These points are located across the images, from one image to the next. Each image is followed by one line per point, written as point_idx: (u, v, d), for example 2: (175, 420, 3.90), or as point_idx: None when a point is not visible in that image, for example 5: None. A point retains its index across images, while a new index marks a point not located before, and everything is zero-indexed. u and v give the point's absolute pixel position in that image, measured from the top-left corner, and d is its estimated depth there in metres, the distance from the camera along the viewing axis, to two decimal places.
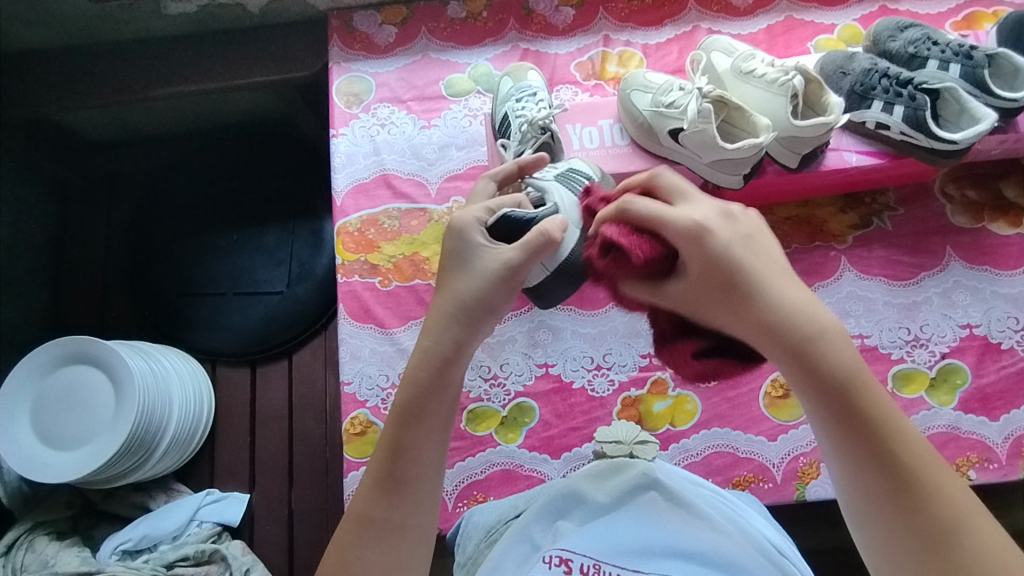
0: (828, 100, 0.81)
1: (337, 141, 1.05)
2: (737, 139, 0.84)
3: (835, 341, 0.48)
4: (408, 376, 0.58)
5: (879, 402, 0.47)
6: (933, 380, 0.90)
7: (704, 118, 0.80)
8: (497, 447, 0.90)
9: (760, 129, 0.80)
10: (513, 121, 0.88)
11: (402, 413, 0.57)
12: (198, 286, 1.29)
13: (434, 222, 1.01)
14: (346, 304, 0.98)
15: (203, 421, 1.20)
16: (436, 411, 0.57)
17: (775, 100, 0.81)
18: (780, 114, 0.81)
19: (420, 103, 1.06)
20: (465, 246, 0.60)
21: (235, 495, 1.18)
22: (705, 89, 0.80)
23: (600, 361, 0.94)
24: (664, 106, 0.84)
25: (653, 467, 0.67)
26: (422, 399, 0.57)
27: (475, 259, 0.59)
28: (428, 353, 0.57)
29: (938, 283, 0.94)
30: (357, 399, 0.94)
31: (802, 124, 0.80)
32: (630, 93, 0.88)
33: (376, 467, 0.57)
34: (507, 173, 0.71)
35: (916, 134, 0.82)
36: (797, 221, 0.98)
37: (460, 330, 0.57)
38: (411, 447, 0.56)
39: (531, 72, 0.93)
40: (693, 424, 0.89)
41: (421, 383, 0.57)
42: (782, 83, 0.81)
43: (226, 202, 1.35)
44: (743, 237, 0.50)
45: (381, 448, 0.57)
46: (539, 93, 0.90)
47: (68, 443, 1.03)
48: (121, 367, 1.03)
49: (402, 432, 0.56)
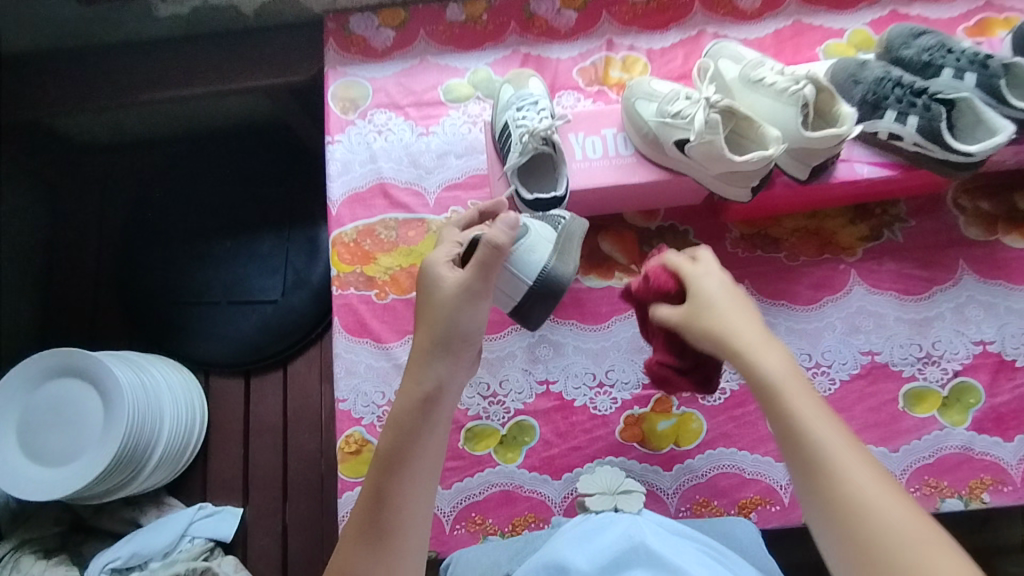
0: (839, 110, 0.78)
1: (332, 149, 1.01)
2: (745, 149, 0.80)
3: (789, 384, 0.56)
4: (392, 424, 0.62)
5: (832, 437, 0.53)
6: (945, 399, 0.88)
7: (712, 129, 0.77)
8: (495, 467, 0.88)
9: (769, 140, 0.77)
10: (513, 131, 0.84)
11: (387, 458, 0.61)
12: (191, 295, 1.26)
13: (432, 233, 0.98)
14: (341, 318, 0.95)
15: (194, 434, 1.17)
16: (419, 456, 0.61)
17: (785, 110, 0.78)
18: (790, 125, 0.78)
19: (418, 109, 1.03)
20: (428, 270, 0.65)
21: (228, 510, 1.16)
22: (713, 99, 0.77)
23: (602, 378, 0.91)
24: (671, 116, 0.80)
25: (633, 526, 0.68)
26: (404, 445, 0.61)
27: (441, 283, 0.64)
28: (412, 398, 0.62)
29: (950, 297, 0.91)
30: (352, 417, 0.91)
31: (814, 135, 0.76)
32: (634, 102, 0.84)
33: (360, 517, 0.60)
34: (468, 219, 0.76)
35: (931, 146, 0.79)
36: (805, 233, 0.95)
37: (444, 367, 0.63)
38: (395, 495, 0.59)
39: (532, 80, 0.90)
40: (698, 443, 0.87)
41: (403, 430, 0.61)
42: (793, 92, 0.77)
43: (220, 208, 1.31)
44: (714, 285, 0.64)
45: (365, 497, 0.60)
46: (541, 101, 0.86)
47: (55, 460, 1.00)
48: (110, 379, 1.01)
49: (385, 479, 0.60)
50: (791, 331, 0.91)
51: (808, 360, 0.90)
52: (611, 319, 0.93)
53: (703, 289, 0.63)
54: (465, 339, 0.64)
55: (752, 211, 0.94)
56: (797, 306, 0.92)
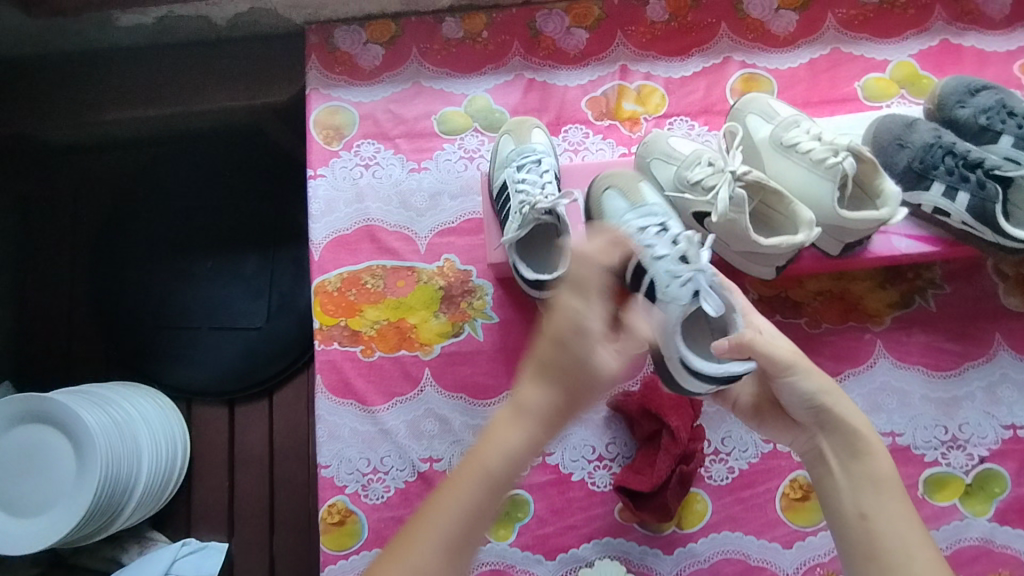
0: (882, 187, 0.68)
1: (314, 184, 0.92)
2: (772, 223, 0.72)
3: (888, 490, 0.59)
4: (479, 460, 0.56)
5: (899, 517, 0.57)
6: (968, 487, 0.82)
7: (737, 207, 0.68)
8: (487, 544, 0.83)
9: (800, 222, 0.68)
10: (513, 196, 0.77)
11: (470, 498, 0.55)
12: (170, 318, 1.18)
13: (423, 283, 0.90)
14: (324, 376, 0.88)
15: (176, 469, 1.12)
16: (488, 507, 0.55)
17: (819, 184, 0.69)
18: (824, 201, 0.69)
19: (409, 141, 0.93)
20: (586, 344, 0.52)
21: (213, 546, 1.12)
22: (737, 172, 0.68)
23: (602, 451, 0.85)
24: (689, 185, 0.72)
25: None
26: (480, 491, 0.55)
27: (601, 364, 0.53)
28: (500, 430, 0.56)
29: (982, 375, 0.84)
30: (336, 485, 0.86)
31: (850, 216, 0.68)
32: (650, 162, 0.76)
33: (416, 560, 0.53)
34: (597, 254, 0.57)
35: (981, 227, 0.71)
36: (830, 297, 0.87)
37: (542, 426, 0.55)
38: (461, 538, 0.54)
39: (535, 130, 0.82)
40: (701, 527, 0.83)
41: (487, 474, 0.55)
42: (830, 166, 0.68)
43: (198, 221, 1.20)
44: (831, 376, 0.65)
45: (433, 542, 0.53)
46: (544, 159, 0.78)
47: (28, 509, 0.96)
48: (79, 425, 0.95)
49: (447, 519, 0.54)
50: None
51: None
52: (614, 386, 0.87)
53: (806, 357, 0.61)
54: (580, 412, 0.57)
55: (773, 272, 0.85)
56: None
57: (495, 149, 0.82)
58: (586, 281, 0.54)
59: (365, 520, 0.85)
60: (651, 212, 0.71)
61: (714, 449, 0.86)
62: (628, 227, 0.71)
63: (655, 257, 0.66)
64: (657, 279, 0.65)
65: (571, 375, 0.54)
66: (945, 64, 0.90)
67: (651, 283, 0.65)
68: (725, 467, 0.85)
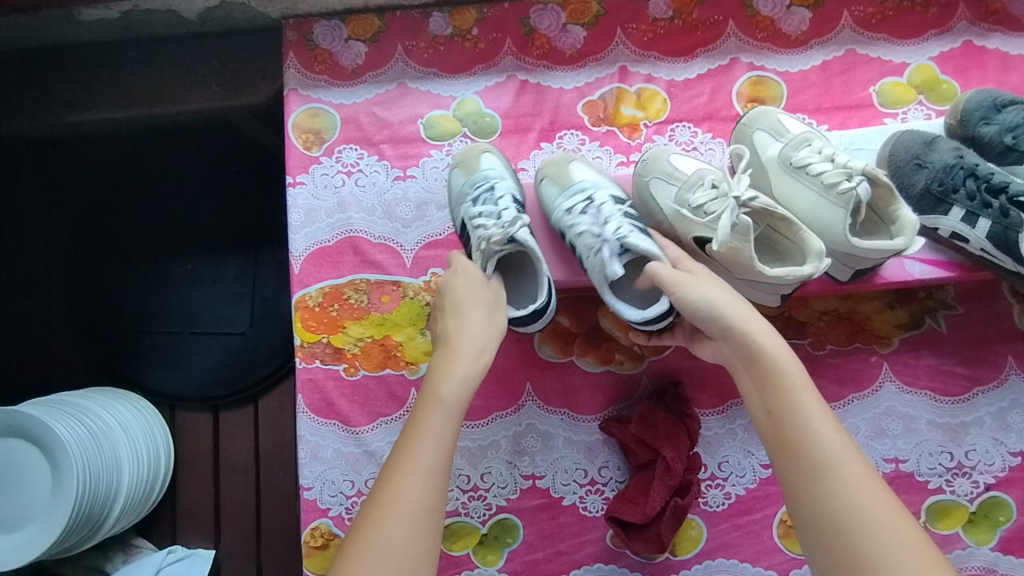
0: (898, 214, 0.63)
1: (294, 193, 0.87)
2: (781, 250, 0.68)
3: (794, 384, 0.55)
4: (410, 426, 0.59)
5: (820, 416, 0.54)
6: (973, 515, 0.79)
7: (741, 235, 0.62)
8: (474, 570, 0.81)
9: (809, 251, 0.63)
10: (472, 232, 0.74)
11: (427, 469, 0.56)
12: (152, 322, 1.15)
13: (409, 299, 0.86)
14: (305, 396, 0.85)
15: (160, 477, 1.09)
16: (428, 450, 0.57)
17: (828, 209, 0.65)
18: (835, 228, 0.65)
19: (394, 147, 0.88)
20: (470, 282, 0.68)
21: (198, 553, 1.08)
22: (743, 198, 0.63)
23: (595, 476, 0.82)
24: (690, 208, 0.68)
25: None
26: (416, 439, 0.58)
27: (480, 289, 0.68)
28: (442, 411, 0.59)
29: (992, 400, 0.80)
30: (318, 507, 0.83)
31: (861, 245, 0.63)
32: (648, 181, 0.72)
33: (374, 518, 0.54)
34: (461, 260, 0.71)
35: (1001, 255, 0.66)
36: (836, 317, 0.83)
37: (462, 374, 0.61)
38: (409, 481, 0.56)
39: (484, 155, 0.78)
40: (695, 554, 0.80)
41: (419, 429, 0.58)
42: (842, 190, 0.64)
43: (179, 224, 1.16)
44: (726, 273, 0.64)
45: (383, 500, 0.55)
46: (497, 185, 0.75)
47: (7, 525, 0.94)
48: (52, 439, 0.92)
49: (389, 473, 0.57)
50: None
51: None
52: (607, 408, 0.83)
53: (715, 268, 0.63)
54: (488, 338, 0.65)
55: None
56: None
57: (450, 186, 0.79)
58: (487, 292, 0.68)
59: None
60: (579, 189, 0.73)
61: (710, 474, 0.82)
62: (558, 211, 0.73)
63: (577, 234, 0.70)
64: (580, 255, 0.70)
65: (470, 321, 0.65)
66: (968, 68, 0.84)
67: (578, 258, 0.71)
68: (720, 493, 0.81)
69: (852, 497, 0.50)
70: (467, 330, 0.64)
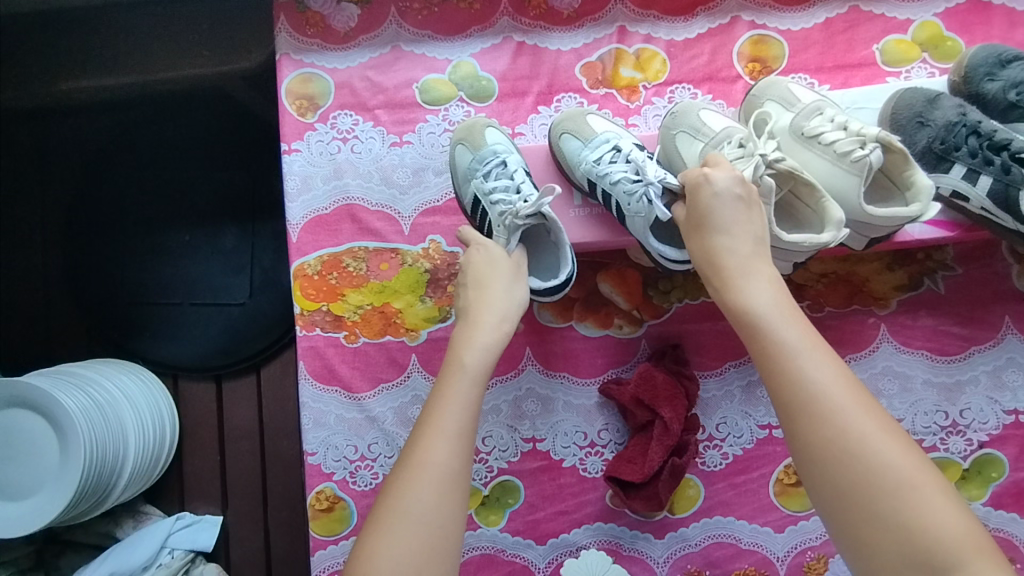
0: (914, 179, 0.63)
1: (289, 160, 0.86)
2: (800, 217, 0.67)
3: (777, 319, 0.54)
4: (438, 390, 0.60)
5: (823, 361, 0.51)
6: (965, 471, 0.81)
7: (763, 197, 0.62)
8: (476, 530, 0.83)
9: (828, 221, 0.63)
10: (486, 208, 0.73)
11: (454, 434, 0.57)
12: (152, 295, 1.15)
13: (408, 266, 0.86)
14: (306, 363, 0.85)
15: (164, 446, 1.11)
16: (456, 412, 0.58)
17: (844, 178, 0.64)
18: (850, 197, 0.64)
19: (390, 112, 0.87)
20: (490, 254, 0.68)
21: (207, 519, 1.13)
22: (769, 157, 0.62)
23: (595, 438, 0.83)
24: None
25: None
26: (444, 403, 0.58)
27: (500, 261, 0.67)
28: (465, 377, 0.60)
29: (988, 360, 0.81)
30: (322, 472, 0.84)
31: (877, 213, 0.62)
32: (674, 135, 0.70)
33: (403, 477, 0.56)
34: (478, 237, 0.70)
35: (1001, 213, 0.66)
36: (834, 280, 0.83)
37: (488, 343, 0.62)
38: (437, 445, 0.56)
39: (488, 130, 0.77)
40: (694, 512, 0.81)
41: (444, 395, 0.59)
42: (856, 159, 0.62)
43: (175, 195, 1.15)
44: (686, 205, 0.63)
45: (410, 460, 0.56)
46: (508, 159, 0.74)
47: (15, 493, 0.94)
48: (58, 409, 0.93)
49: (418, 433, 0.58)
50: None
51: None
52: (607, 371, 0.84)
53: (699, 198, 0.60)
54: (514, 306, 0.65)
55: None
56: None
57: (454, 163, 0.77)
58: (507, 263, 0.67)
59: (353, 506, 0.84)
60: (604, 141, 0.70)
61: (708, 435, 0.83)
62: (588, 164, 0.70)
63: (612, 182, 0.67)
64: (620, 203, 0.68)
65: (497, 294, 0.65)
66: (973, 24, 0.82)
67: (618, 207, 0.68)
68: (718, 453, 0.82)
69: (841, 429, 0.48)
70: (486, 304, 0.64)
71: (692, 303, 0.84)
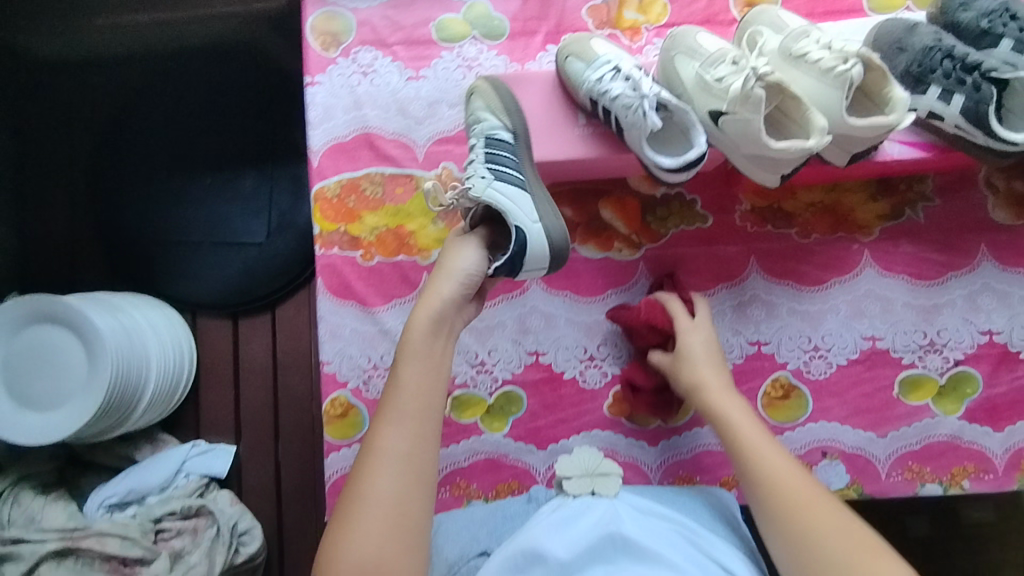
0: (891, 93, 0.68)
1: (312, 91, 0.92)
2: (786, 132, 0.72)
3: None
4: (395, 379, 0.67)
5: None
6: (942, 387, 0.86)
7: (751, 106, 0.67)
8: (482, 436, 0.89)
9: (813, 129, 0.68)
10: None
11: (405, 421, 0.64)
12: (171, 234, 1.19)
13: (421, 191, 0.91)
14: (324, 279, 0.91)
15: (182, 377, 1.16)
16: (408, 402, 0.65)
17: (828, 92, 0.69)
18: (833, 110, 0.69)
19: (407, 49, 0.93)
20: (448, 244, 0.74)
21: (221, 447, 1.18)
22: (760, 70, 0.67)
23: (594, 352, 0.89)
24: (710, 83, 0.71)
25: (610, 514, 0.72)
26: (397, 394, 0.66)
27: (455, 248, 0.73)
28: (411, 362, 0.67)
29: (965, 284, 0.86)
30: (338, 380, 0.90)
31: (859, 123, 0.68)
32: (673, 57, 0.75)
33: (365, 465, 0.63)
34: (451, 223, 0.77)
35: (973, 130, 0.71)
36: (822, 208, 0.88)
37: (438, 331, 0.69)
38: (391, 435, 0.63)
39: (472, 97, 0.80)
40: (687, 421, 0.88)
41: (399, 383, 0.66)
42: (839, 73, 0.68)
43: (197, 139, 1.20)
44: (698, 334, 0.80)
45: (369, 449, 0.63)
46: (477, 133, 0.77)
47: (43, 405, 0.99)
48: (90, 328, 0.99)
49: (374, 425, 0.65)
50: (792, 313, 0.88)
51: (807, 343, 0.87)
52: (607, 291, 0.89)
53: None
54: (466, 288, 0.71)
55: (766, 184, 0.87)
56: (803, 287, 0.88)
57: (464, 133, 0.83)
58: (455, 246, 0.73)
59: (366, 412, 0.90)
60: (605, 62, 0.74)
61: None
62: (589, 83, 0.74)
63: (612, 98, 0.71)
64: (618, 116, 0.72)
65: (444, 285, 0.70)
66: None
67: (617, 121, 0.73)
68: None
69: None
70: (432, 292, 0.70)
71: (687, 229, 0.89)
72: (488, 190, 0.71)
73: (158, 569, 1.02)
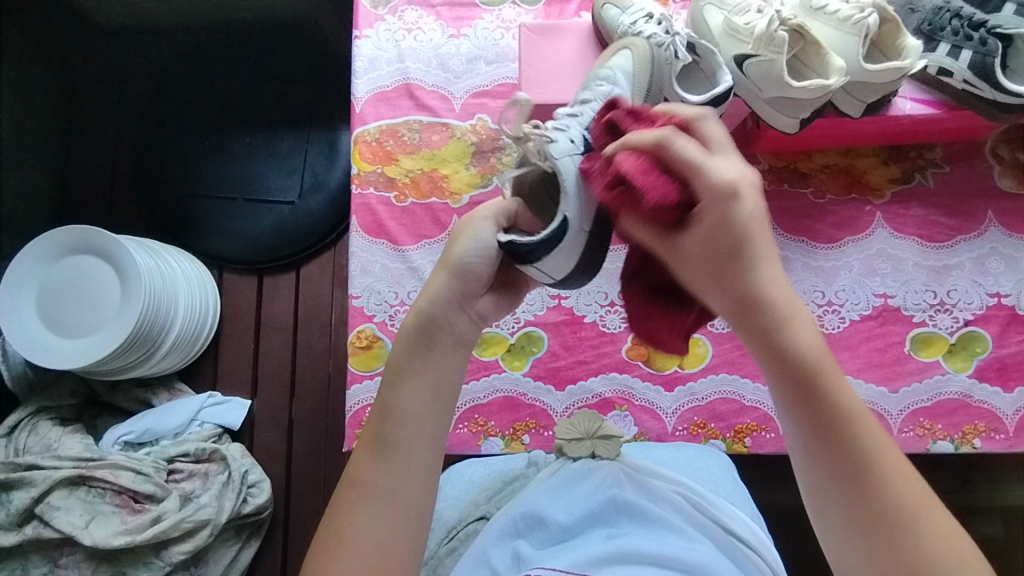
0: (904, 43, 0.75)
1: (359, 44, 0.99)
2: (805, 78, 0.78)
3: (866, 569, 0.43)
4: (381, 403, 0.55)
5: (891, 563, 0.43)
6: (952, 346, 0.88)
7: (775, 48, 0.73)
8: (502, 373, 0.91)
9: (832, 71, 0.74)
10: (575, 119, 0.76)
11: (385, 455, 0.53)
12: (208, 189, 1.23)
13: (456, 139, 0.97)
14: (359, 217, 0.95)
15: (206, 326, 1.17)
16: (395, 431, 0.54)
17: (846, 40, 0.75)
18: (852, 57, 0.75)
19: (450, 10, 1.00)
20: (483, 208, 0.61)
21: (237, 400, 1.16)
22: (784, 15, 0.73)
23: (615, 297, 0.92)
24: (737, 29, 0.77)
25: (612, 478, 0.63)
26: (382, 424, 0.54)
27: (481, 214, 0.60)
28: (400, 383, 0.55)
29: (973, 248, 0.90)
30: (365, 313, 0.92)
31: (875, 68, 0.74)
32: (703, 7, 0.81)
33: (340, 501, 0.54)
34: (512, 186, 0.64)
35: (981, 84, 0.77)
36: (836, 170, 0.93)
37: (442, 344, 0.56)
38: (369, 473, 0.53)
39: (619, 54, 0.74)
40: (702, 368, 0.89)
41: (386, 409, 0.55)
42: (856, 21, 0.74)
43: (238, 101, 1.26)
44: (769, 265, 0.45)
45: (349, 481, 0.54)
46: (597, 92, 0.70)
47: (75, 331, 1.02)
48: (127, 260, 1.02)
49: (357, 456, 0.54)
50: (807, 268, 0.91)
51: (821, 298, 0.90)
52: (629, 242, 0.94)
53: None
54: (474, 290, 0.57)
55: (784, 143, 0.92)
56: (818, 243, 0.91)
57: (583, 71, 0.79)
58: (491, 211, 0.60)
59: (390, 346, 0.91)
60: (640, 9, 0.81)
61: None
62: (624, 27, 0.81)
63: (645, 38, 0.78)
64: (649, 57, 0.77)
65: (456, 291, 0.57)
66: None
67: None
68: None
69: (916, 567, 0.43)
70: (424, 293, 0.57)
71: None
72: (566, 158, 0.61)
73: (167, 506, 1.00)
